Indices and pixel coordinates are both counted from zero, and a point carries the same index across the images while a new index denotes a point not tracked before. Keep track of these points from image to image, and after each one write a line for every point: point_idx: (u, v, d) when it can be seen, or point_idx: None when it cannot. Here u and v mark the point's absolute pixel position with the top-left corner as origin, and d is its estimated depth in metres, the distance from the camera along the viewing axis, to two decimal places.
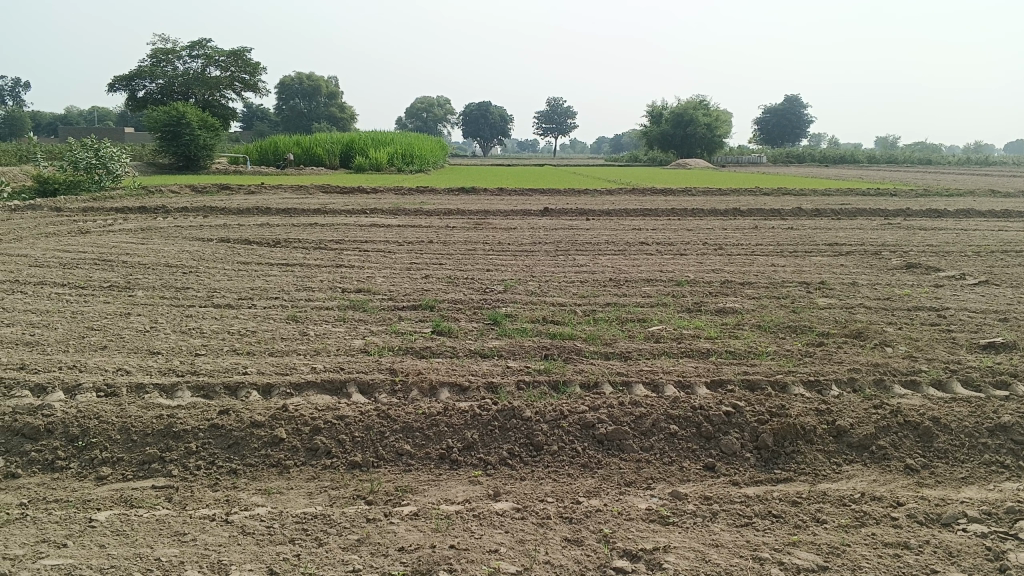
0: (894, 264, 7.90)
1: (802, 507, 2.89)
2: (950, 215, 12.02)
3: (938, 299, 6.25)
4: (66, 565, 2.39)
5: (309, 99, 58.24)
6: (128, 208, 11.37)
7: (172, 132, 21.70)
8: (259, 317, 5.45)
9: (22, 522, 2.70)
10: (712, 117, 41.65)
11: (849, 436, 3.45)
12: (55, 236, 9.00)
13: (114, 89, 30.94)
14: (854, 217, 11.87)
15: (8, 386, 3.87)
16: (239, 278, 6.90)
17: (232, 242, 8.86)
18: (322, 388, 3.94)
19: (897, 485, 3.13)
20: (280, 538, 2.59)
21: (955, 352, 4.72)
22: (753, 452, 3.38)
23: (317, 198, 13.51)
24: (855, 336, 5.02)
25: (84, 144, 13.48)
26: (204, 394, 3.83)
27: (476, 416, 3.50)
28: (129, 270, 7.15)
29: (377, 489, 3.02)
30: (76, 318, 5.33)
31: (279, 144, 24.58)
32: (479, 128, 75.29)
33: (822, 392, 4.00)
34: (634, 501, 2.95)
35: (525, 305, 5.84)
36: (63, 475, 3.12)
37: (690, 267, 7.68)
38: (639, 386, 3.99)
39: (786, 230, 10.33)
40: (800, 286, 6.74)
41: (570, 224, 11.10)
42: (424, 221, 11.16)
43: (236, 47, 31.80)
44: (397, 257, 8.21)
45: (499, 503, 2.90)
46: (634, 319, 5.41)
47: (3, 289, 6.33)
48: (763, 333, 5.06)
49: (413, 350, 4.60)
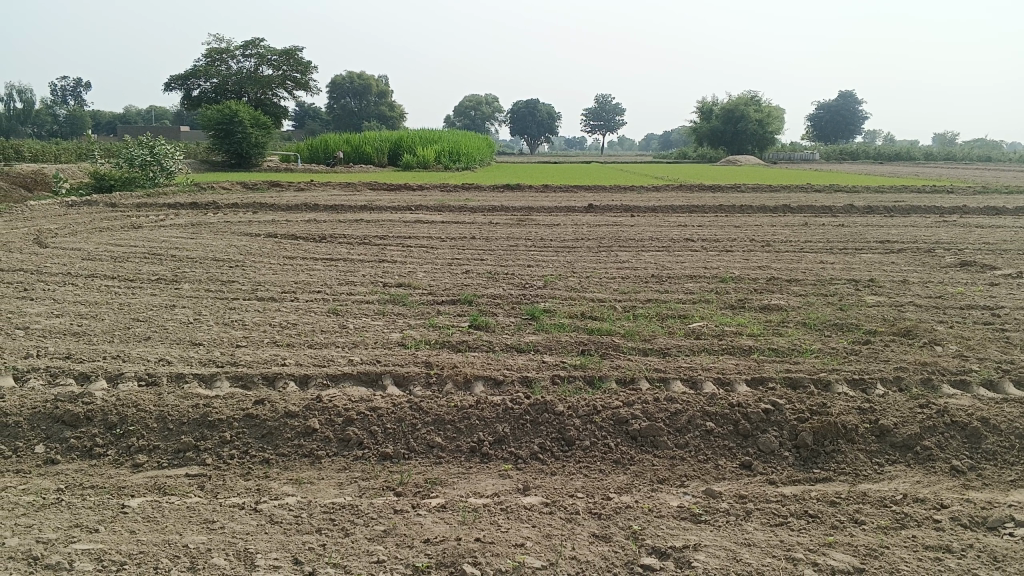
0: (948, 262, 7.66)
1: (840, 508, 2.80)
2: (1009, 213, 11.64)
3: (994, 298, 6.04)
4: (98, 550, 2.43)
5: (359, 98, 58.82)
6: (180, 204, 11.59)
7: (225, 130, 22.11)
8: (301, 310, 5.50)
9: (57, 507, 2.75)
10: (764, 113, 41.04)
11: (892, 436, 3.34)
12: (108, 231, 9.20)
13: (170, 89, 31.68)
14: (908, 214, 11.57)
15: (53, 373, 3.96)
16: (283, 272, 6.97)
17: (279, 237, 8.97)
18: (358, 379, 3.96)
19: (941, 487, 3.02)
20: (307, 527, 2.60)
21: (1008, 351, 4.55)
22: (792, 451, 3.30)
23: (364, 195, 13.62)
24: (903, 334, 4.88)
25: (139, 141, 13.80)
26: (241, 384, 3.87)
27: (508, 410, 3.47)
28: (177, 264, 7.27)
29: (407, 480, 3.01)
30: (123, 309, 5.44)
31: (329, 142, 24.91)
32: (527, 126, 75.23)
33: (867, 391, 3.88)
34: (666, 498, 2.89)
35: (564, 301, 5.80)
36: (101, 462, 3.18)
37: (736, 264, 7.57)
38: (677, 382, 3.92)
39: (836, 227, 10.10)
40: (848, 284, 6.58)
41: (615, 220, 11.02)
42: (468, 217, 11.18)
43: (289, 47, 32.24)
44: (440, 252, 8.23)
45: (528, 498, 2.87)
46: (674, 315, 5.33)
47: (56, 281, 6.48)
48: (808, 331, 4.94)
49: (449, 344, 4.59)
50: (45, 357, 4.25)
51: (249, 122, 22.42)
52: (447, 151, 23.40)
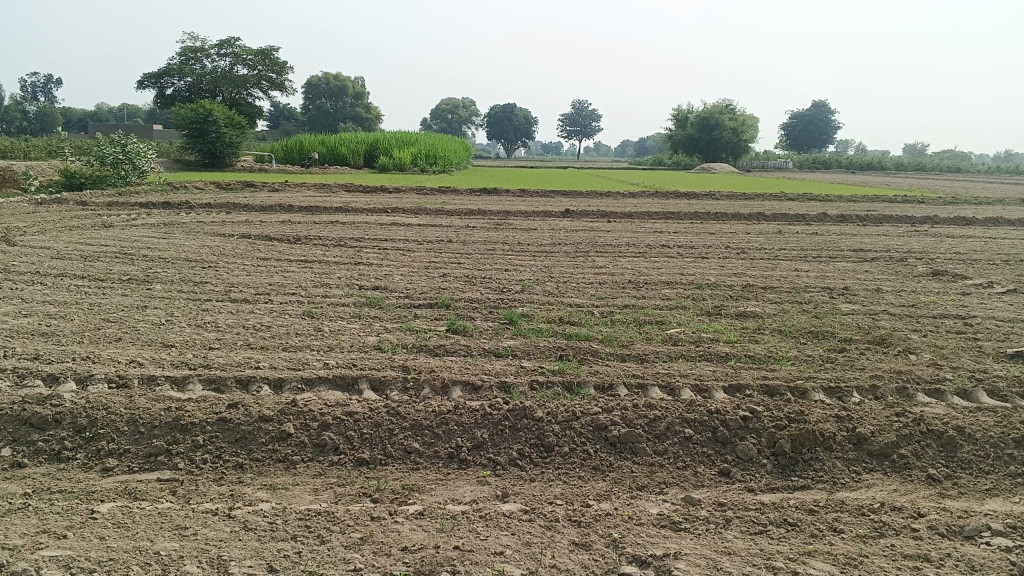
0: (920, 271, 7.75)
1: (819, 516, 2.80)
2: (978, 223, 11.80)
3: (965, 307, 6.11)
4: (66, 557, 2.36)
5: (335, 99, 58.55)
6: (153, 203, 11.44)
7: (199, 130, 21.85)
8: (275, 312, 5.43)
9: (24, 512, 2.68)
10: (739, 121, 41.48)
11: (869, 444, 3.35)
12: (78, 230, 9.05)
13: (143, 87, 31.34)
14: (880, 223, 11.71)
15: (21, 375, 3.87)
16: (257, 274, 6.89)
17: (253, 238, 8.87)
18: (334, 384, 3.91)
19: (918, 495, 3.03)
20: (282, 534, 2.55)
21: (980, 361, 4.61)
22: (770, 458, 3.30)
23: (339, 196, 13.55)
24: (879, 343, 4.91)
25: (111, 139, 13.60)
26: (214, 388, 3.81)
27: (486, 415, 3.45)
28: (148, 264, 7.16)
29: (384, 487, 2.97)
30: (93, 310, 5.33)
31: (304, 143, 24.78)
32: (504, 130, 75.23)
33: (843, 399, 3.90)
34: (646, 506, 2.87)
35: (542, 305, 5.79)
36: (69, 466, 3.10)
37: (711, 270, 7.61)
38: (655, 389, 3.92)
39: (810, 235, 10.20)
40: (823, 291, 6.63)
41: (592, 225, 11.04)
42: (444, 220, 11.13)
43: (265, 47, 31.95)
44: (416, 255, 8.19)
45: (506, 505, 2.84)
46: (652, 321, 5.33)
47: (25, 280, 6.36)
48: (784, 338, 4.97)
49: (427, 348, 4.55)
50: (12, 358, 4.15)
51: (224, 121, 22.18)
52: (423, 154, 23.33)
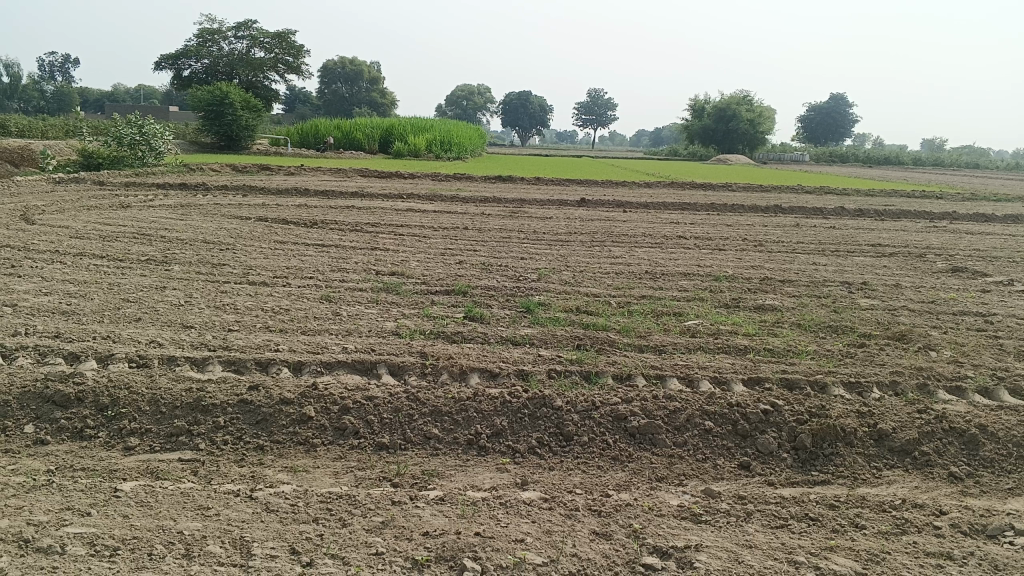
0: (939, 267, 7.69)
1: (840, 511, 2.79)
2: (998, 220, 11.71)
3: (985, 305, 6.07)
4: (90, 535, 2.38)
5: (351, 83, 58.54)
6: (170, 184, 11.48)
7: (215, 112, 21.89)
8: (293, 295, 5.45)
9: (48, 489, 2.70)
10: (756, 113, 41.21)
11: (890, 440, 3.34)
12: (96, 209, 9.09)
13: (161, 69, 31.42)
14: (899, 218, 11.63)
15: (42, 353, 3.89)
16: (274, 257, 6.90)
17: (269, 221, 8.89)
18: (352, 368, 3.92)
19: (939, 493, 3.01)
20: (304, 517, 2.56)
21: (1002, 359, 4.57)
22: (790, 452, 3.28)
23: (355, 182, 13.56)
24: (899, 338, 4.89)
25: (129, 120, 13.63)
26: (234, 369, 3.83)
27: (506, 403, 3.44)
28: (166, 245, 7.18)
29: (404, 471, 2.98)
30: (112, 289, 5.36)
31: (320, 127, 24.77)
32: (519, 117, 75.00)
33: (863, 394, 3.88)
34: (666, 497, 2.87)
35: (559, 294, 5.78)
36: (92, 444, 3.12)
37: (729, 262, 7.57)
38: (674, 380, 3.91)
39: (827, 229, 10.13)
40: (841, 286, 6.59)
41: (607, 215, 11.00)
42: (460, 207, 11.13)
43: (282, 30, 31.92)
44: (432, 241, 8.19)
45: (527, 492, 2.84)
46: (669, 312, 5.31)
47: (44, 258, 6.40)
48: (803, 332, 4.95)
49: (444, 334, 4.55)
50: (33, 335, 4.18)
51: (240, 104, 22.21)
52: (439, 140, 23.29)
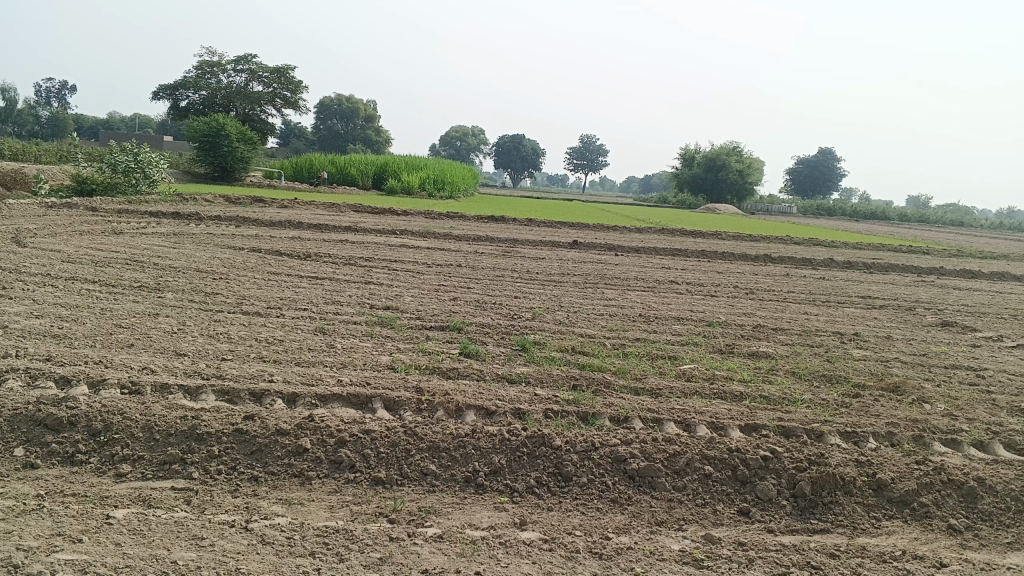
0: (929, 320, 7.75)
1: (841, 561, 2.77)
2: (985, 277, 11.81)
3: (977, 359, 6.09)
4: (81, 562, 2.32)
5: (346, 120, 58.98)
6: (163, 212, 11.44)
7: (210, 143, 21.97)
8: (287, 327, 5.42)
9: (39, 514, 2.64)
10: (746, 164, 41.65)
11: (890, 490, 3.32)
12: (89, 234, 9.06)
13: (158, 98, 31.59)
14: (887, 271, 11.73)
15: (32, 375, 3.84)
16: (268, 288, 6.87)
17: (263, 251, 8.87)
18: (347, 401, 3.87)
19: (939, 545, 2.99)
20: (301, 550, 2.51)
21: (995, 413, 4.57)
22: (790, 500, 3.26)
23: (349, 216, 13.61)
24: (892, 390, 4.88)
25: (123, 147, 13.62)
26: (227, 398, 3.78)
27: (505, 441, 3.42)
28: (159, 272, 7.15)
29: (400, 507, 2.93)
30: (104, 314, 5.32)
31: (313, 161, 24.82)
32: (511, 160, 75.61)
33: (860, 443, 3.87)
34: (666, 542, 2.84)
35: (554, 334, 5.78)
36: (83, 469, 3.07)
37: (721, 308, 7.61)
38: (671, 424, 3.88)
39: (818, 280, 10.21)
40: (833, 336, 6.61)
41: (599, 257, 11.06)
42: (453, 244, 11.17)
43: (281, 65, 32.20)
44: (427, 277, 8.19)
45: (526, 533, 2.80)
46: (665, 356, 5.30)
47: (36, 281, 6.36)
48: (797, 380, 4.94)
49: (439, 370, 4.53)
50: (25, 357, 4.13)
51: (235, 135, 22.31)
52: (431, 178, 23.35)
